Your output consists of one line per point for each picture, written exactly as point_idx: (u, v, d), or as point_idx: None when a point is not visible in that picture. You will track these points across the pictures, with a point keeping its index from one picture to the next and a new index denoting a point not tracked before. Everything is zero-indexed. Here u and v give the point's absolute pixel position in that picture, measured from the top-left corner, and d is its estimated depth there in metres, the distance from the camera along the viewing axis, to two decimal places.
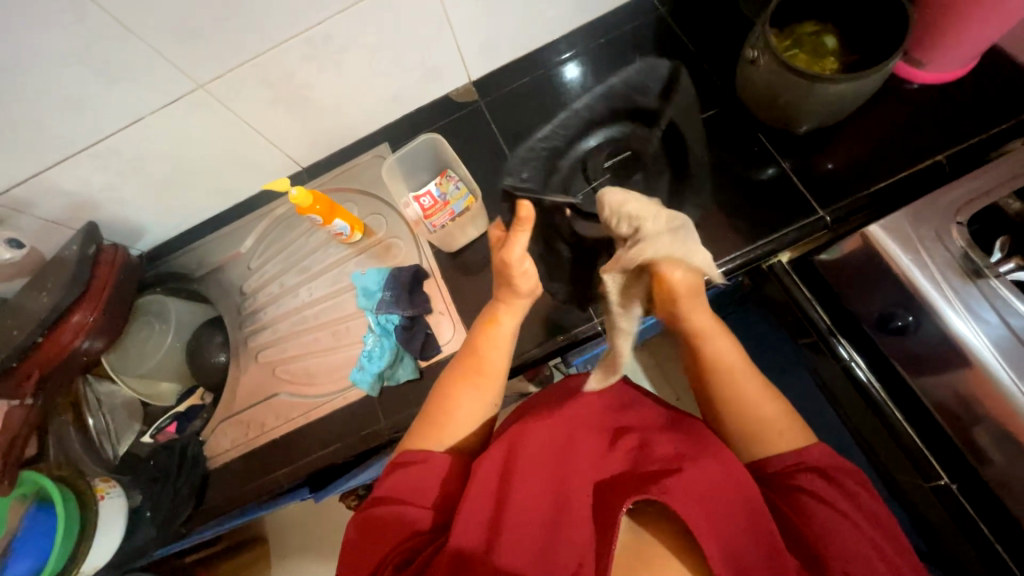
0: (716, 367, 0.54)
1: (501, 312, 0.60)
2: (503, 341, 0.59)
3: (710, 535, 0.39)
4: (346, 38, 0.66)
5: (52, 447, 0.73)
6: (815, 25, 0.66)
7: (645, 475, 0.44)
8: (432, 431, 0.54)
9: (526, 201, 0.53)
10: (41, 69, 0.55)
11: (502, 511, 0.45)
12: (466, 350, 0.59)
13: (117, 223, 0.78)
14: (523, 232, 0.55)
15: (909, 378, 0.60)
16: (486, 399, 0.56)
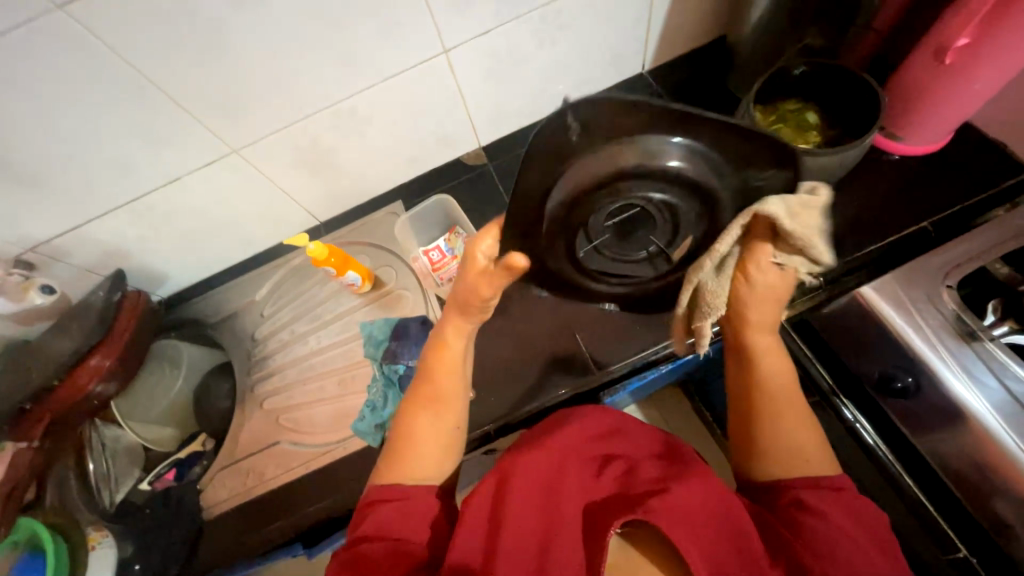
0: (766, 390, 0.53)
1: (449, 334, 0.57)
2: (456, 362, 0.57)
3: (694, 553, 0.40)
4: (369, 110, 0.73)
5: (50, 491, 0.73)
6: (796, 103, 0.72)
7: (631, 497, 0.46)
8: (393, 463, 0.52)
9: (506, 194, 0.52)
10: (97, 136, 0.62)
11: (495, 530, 0.45)
12: (422, 375, 0.57)
13: (143, 272, 0.82)
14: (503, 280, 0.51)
15: (914, 438, 0.60)
16: (445, 424, 0.54)
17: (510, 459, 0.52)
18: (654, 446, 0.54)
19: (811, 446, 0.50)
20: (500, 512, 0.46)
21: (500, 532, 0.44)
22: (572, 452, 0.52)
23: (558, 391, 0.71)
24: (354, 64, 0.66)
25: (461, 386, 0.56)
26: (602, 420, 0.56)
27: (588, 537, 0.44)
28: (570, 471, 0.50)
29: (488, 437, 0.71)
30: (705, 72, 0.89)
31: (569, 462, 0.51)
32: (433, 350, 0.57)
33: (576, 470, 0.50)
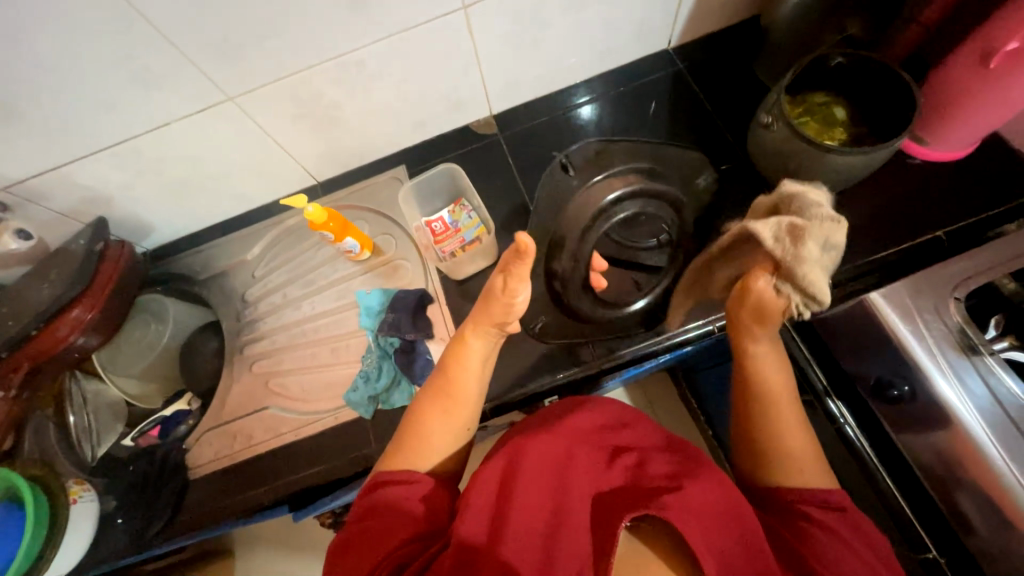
0: (763, 398, 0.55)
1: (471, 334, 0.58)
2: (475, 362, 0.57)
3: (705, 550, 0.40)
4: (378, 65, 0.68)
5: (28, 442, 0.71)
6: (825, 96, 0.69)
7: (644, 491, 0.45)
8: (403, 453, 0.53)
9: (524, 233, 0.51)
10: (78, 70, 0.56)
11: (504, 516, 0.44)
12: (439, 371, 0.58)
13: (127, 221, 0.77)
14: (523, 262, 0.53)
15: (891, 433, 0.61)
16: (457, 421, 0.55)
17: (519, 441, 0.51)
18: (663, 440, 0.54)
19: (804, 458, 0.52)
20: (510, 497, 0.46)
21: (510, 519, 0.44)
22: (581, 442, 0.52)
23: (555, 374, 0.70)
24: (364, 12, 0.61)
25: (477, 386, 0.57)
26: (612, 414, 0.56)
27: (597, 528, 0.44)
28: (579, 461, 0.50)
29: (483, 416, 0.71)
30: (733, 55, 0.85)
31: (579, 453, 0.50)
32: (453, 349, 0.59)
33: (585, 460, 0.50)
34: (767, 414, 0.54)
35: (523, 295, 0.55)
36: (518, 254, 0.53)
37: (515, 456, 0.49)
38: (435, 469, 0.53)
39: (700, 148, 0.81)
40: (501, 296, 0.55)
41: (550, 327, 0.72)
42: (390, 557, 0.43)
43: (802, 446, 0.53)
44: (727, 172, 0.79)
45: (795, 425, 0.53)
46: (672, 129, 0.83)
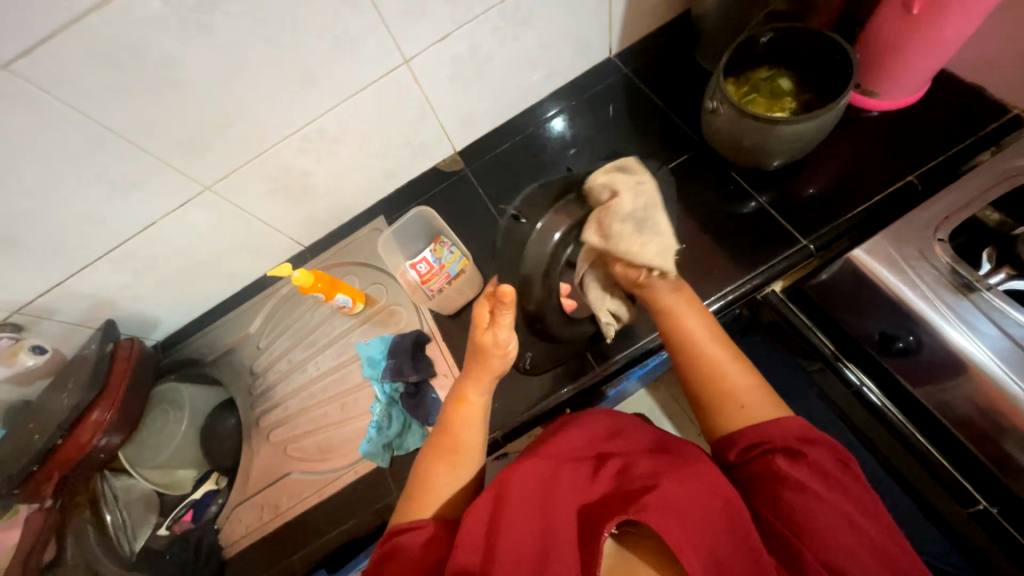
0: (689, 345, 0.60)
1: (469, 391, 0.60)
2: (477, 416, 0.60)
3: (686, 549, 0.41)
4: (339, 129, 0.72)
5: (70, 548, 0.73)
6: (768, 70, 0.71)
7: (625, 495, 0.45)
8: (415, 508, 0.53)
9: (508, 284, 0.53)
10: (65, 192, 0.61)
11: (493, 546, 0.44)
12: (439, 428, 0.60)
13: (133, 319, 0.81)
14: (507, 312, 0.55)
15: (913, 389, 0.59)
16: (466, 470, 0.56)
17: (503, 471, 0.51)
18: (649, 442, 0.53)
19: (746, 396, 0.55)
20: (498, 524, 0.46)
21: (499, 550, 0.44)
22: (565, 459, 0.51)
23: (555, 394, 0.71)
24: (313, 85, 0.65)
25: (479, 435, 0.59)
26: (598, 424, 0.56)
27: (585, 542, 0.44)
28: (563, 477, 0.49)
29: (497, 444, 0.71)
30: (674, 50, 0.88)
31: (563, 470, 0.50)
32: (453, 407, 0.60)
33: (570, 476, 0.49)
34: (693, 351, 0.59)
35: (513, 344, 0.58)
36: (501, 301, 0.54)
37: (499, 486, 0.49)
38: (440, 514, 0.53)
39: (661, 143, 0.83)
40: (494, 351, 0.58)
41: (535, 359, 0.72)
42: None
43: (738, 379, 0.56)
44: (690, 161, 0.80)
45: (726, 361, 0.58)
46: (629, 130, 0.85)
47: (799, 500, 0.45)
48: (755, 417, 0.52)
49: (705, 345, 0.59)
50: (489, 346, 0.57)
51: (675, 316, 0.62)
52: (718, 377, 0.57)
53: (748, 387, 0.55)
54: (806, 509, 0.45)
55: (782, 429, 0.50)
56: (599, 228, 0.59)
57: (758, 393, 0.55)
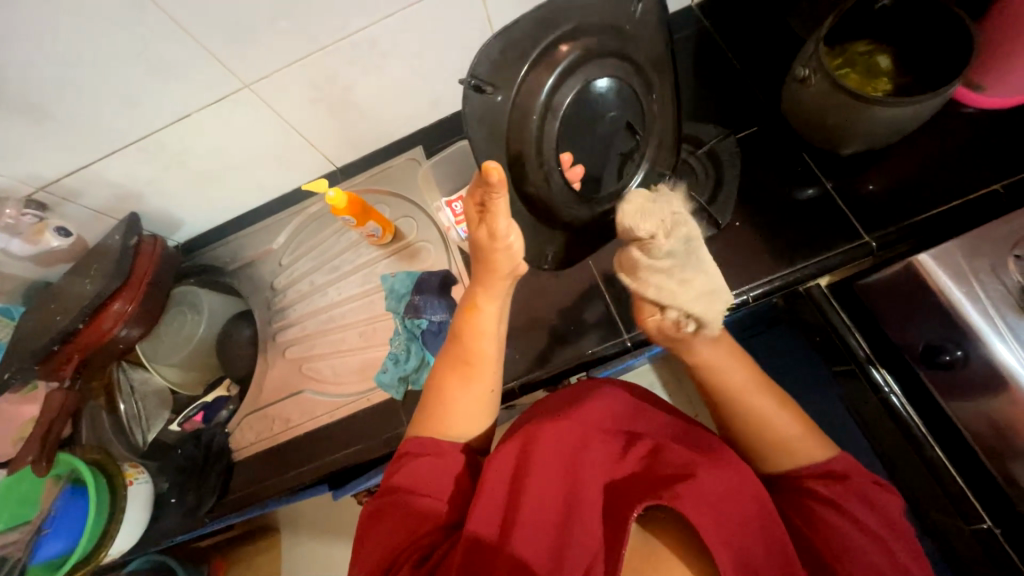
0: (728, 396, 0.52)
1: (480, 297, 0.55)
2: (489, 325, 0.55)
3: (718, 545, 0.40)
4: (391, 42, 0.66)
5: (86, 429, 0.77)
6: (867, 45, 0.64)
7: (657, 479, 0.45)
8: (433, 422, 0.53)
9: (495, 163, 0.44)
10: (98, 65, 0.57)
11: (516, 507, 0.45)
12: (454, 339, 0.56)
13: (157, 215, 0.79)
14: (501, 195, 0.47)
15: (942, 401, 0.58)
16: (480, 385, 0.54)
17: (531, 429, 0.51)
18: (676, 427, 0.53)
19: (791, 443, 0.50)
20: (524, 485, 0.46)
21: (523, 510, 0.45)
22: (595, 430, 0.51)
23: (573, 354, 0.70)
24: None
25: (495, 349, 0.55)
26: (629, 400, 0.55)
27: (609, 519, 0.44)
28: (591, 448, 0.49)
29: (513, 394, 0.71)
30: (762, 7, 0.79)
31: (591, 442, 0.50)
32: (463, 315, 0.56)
33: (599, 449, 0.50)
34: (730, 402, 0.52)
35: (516, 238, 0.51)
36: (490, 184, 0.45)
37: (525, 447, 0.49)
38: (468, 445, 0.53)
39: (730, 109, 0.77)
40: (496, 246, 0.50)
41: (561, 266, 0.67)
42: (412, 550, 0.44)
43: (785, 428, 0.51)
44: (757, 135, 0.75)
45: (773, 410, 0.51)
46: (697, 90, 0.79)
47: (829, 514, 0.45)
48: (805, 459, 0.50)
49: (746, 394, 0.52)
50: (487, 242, 0.51)
51: (713, 370, 0.53)
52: (759, 431, 0.51)
53: (792, 430, 0.51)
54: (837, 527, 0.44)
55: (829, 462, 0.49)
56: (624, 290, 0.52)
57: (805, 434, 0.51)
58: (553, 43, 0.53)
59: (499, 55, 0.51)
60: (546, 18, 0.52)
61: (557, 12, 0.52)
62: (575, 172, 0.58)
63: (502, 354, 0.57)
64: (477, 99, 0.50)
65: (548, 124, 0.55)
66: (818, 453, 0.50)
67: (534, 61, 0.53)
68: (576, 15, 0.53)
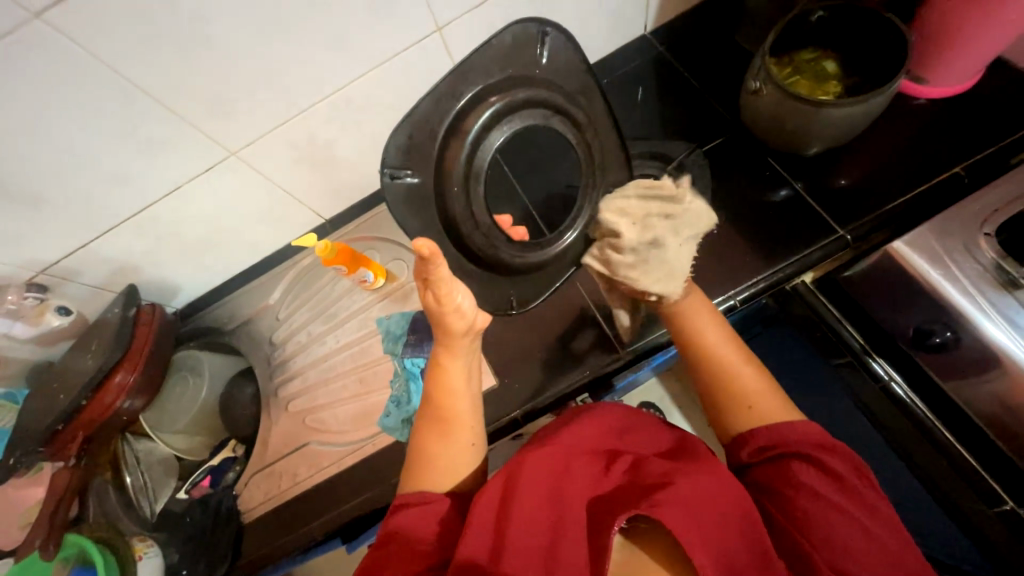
0: (708, 360, 0.58)
1: (444, 356, 0.58)
2: (458, 381, 0.58)
3: (699, 548, 0.41)
4: (366, 99, 0.70)
5: (92, 507, 0.75)
6: (813, 52, 0.68)
7: (639, 490, 0.46)
8: (422, 480, 0.53)
9: (425, 238, 0.47)
10: (92, 150, 0.60)
11: (503, 530, 0.45)
12: (427, 400, 0.58)
13: (154, 285, 0.81)
14: (441, 268, 0.50)
15: (942, 382, 0.58)
16: (460, 441, 0.56)
17: (517, 456, 0.51)
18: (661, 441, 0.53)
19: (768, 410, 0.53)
20: (511, 507, 0.46)
21: (508, 537, 0.44)
22: (577, 452, 0.51)
23: (568, 379, 0.71)
24: (344, 50, 0.63)
25: (469, 402, 0.58)
26: (612, 420, 0.55)
27: (594, 535, 0.44)
28: (574, 470, 0.49)
29: (515, 423, 0.71)
30: (712, 28, 0.85)
31: (574, 464, 0.50)
32: (433, 376, 0.58)
33: (582, 470, 0.49)
34: (698, 352, 0.59)
35: (465, 299, 0.54)
36: (426, 260, 0.49)
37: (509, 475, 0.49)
38: (454, 490, 0.53)
39: (695, 124, 0.80)
40: (446, 310, 0.53)
41: (528, 294, 0.64)
42: None
43: (759, 392, 0.54)
44: (724, 145, 0.78)
45: (749, 377, 0.56)
46: (660, 111, 0.82)
47: (813, 508, 0.45)
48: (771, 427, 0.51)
49: (717, 347, 0.58)
50: (434, 307, 0.54)
51: (694, 334, 0.60)
52: (726, 386, 0.56)
53: (758, 386, 0.55)
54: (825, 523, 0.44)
55: (795, 432, 0.50)
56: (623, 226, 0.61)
57: (769, 393, 0.54)
58: (464, 118, 0.53)
59: (408, 140, 0.51)
60: (443, 91, 0.51)
61: (455, 79, 0.51)
62: (517, 230, 0.65)
63: (478, 406, 0.59)
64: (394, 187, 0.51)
65: (474, 189, 0.54)
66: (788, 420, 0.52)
67: (443, 140, 0.52)
68: (481, 77, 0.52)
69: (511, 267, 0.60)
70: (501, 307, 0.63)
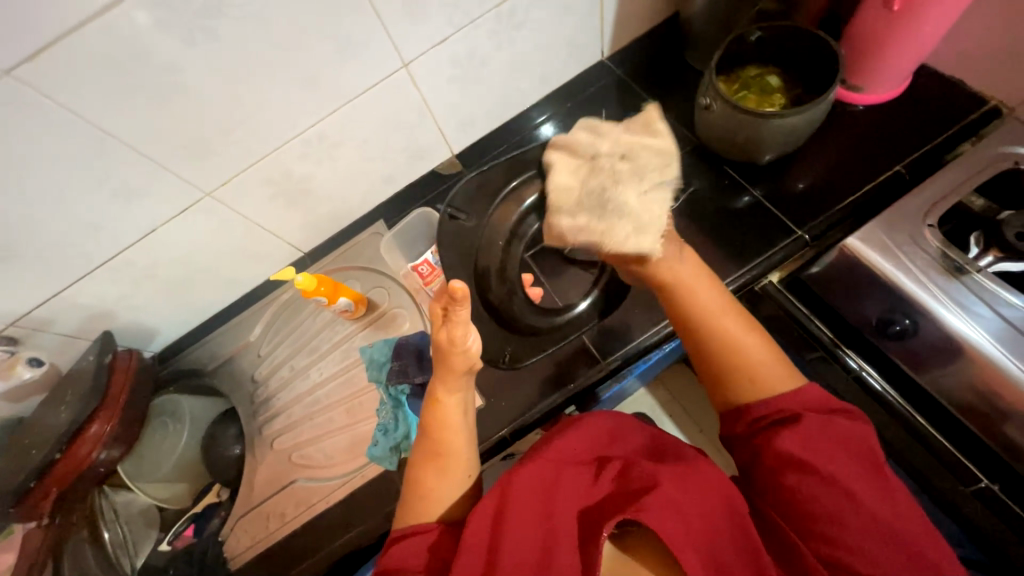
0: (703, 314, 0.57)
1: (442, 391, 0.58)
2: (455, 417, 0.58)
3: (686, 547, 0.42)
4: (340, 134, 0.72)
5: (67, 568, 0.70)
6: (757, 68, 0.73)
7: (626, 496, 0.47)
8: (415, 512, 0.54)
9: (460, 280, 0.51)
10: (65, 200, 0.61)
11: (495, 550, 0.46)
12: (422, 433, 0.59)
13: (131, 329, 0.80)
14: (462, 309, 0.53)
15: (919, 377, 0.61)
16: (455, 473, 0.56)
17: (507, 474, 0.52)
18: (649, 445, 0.54)
19: (762, 369, 0.53)
20: (503, 525, 0.47)
21: (500, 556, 0.45)
22: (566, 463, 0.52)
23: (552, 396, 0.71)
24: (315, 90, 0.66)
25: (465, 437, 0.58)
26: (601, 429, 0.56)
27: (586, 543, 0.45)
28: (563, 480, 0.50)
29: (505, 442, 0.71)
30: (664, 51, 0.90)
31: (563, 475, 0.51)
32: (430, 412, 0.59)
33: (571, 481, 0.50)
34: (704, 327, 0.56)
35: (474, 341, 0.56)
36: (454, 299, 0.52)
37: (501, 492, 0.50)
38: (442, 520, 0.54)
39: None
40: (455, 350, 0.55)
41: (521, 353, 0.74)
42: None
43: (755, 352, 0.54)
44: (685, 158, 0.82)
45: (743, 335, 0.55)
46: None
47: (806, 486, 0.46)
48: (769, 391, 0.52)
49: (723, 323, 0.56)
50: (446, 346, 0.55)
51: (685, 290, 0.58)
52: (732, 353, 0.54)
53: (761, 358, 0.54)
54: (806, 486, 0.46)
55: (791, 400, 0.50)
56: (569, 157, 0.64)
57: (771, 365, 0.54)
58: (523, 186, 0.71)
59: (476, 187, 0.73)
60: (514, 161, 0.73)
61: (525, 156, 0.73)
62: (536, 291, 0.77)
63: (472, 439, 0.60)
64: (452, 224, 0.71)
65: (513, 244, 0.73)
66: (786, 385, 0.52)
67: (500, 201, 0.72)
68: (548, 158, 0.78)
69: (518, 322, 0.74)
70: (494, 358, 0.73)
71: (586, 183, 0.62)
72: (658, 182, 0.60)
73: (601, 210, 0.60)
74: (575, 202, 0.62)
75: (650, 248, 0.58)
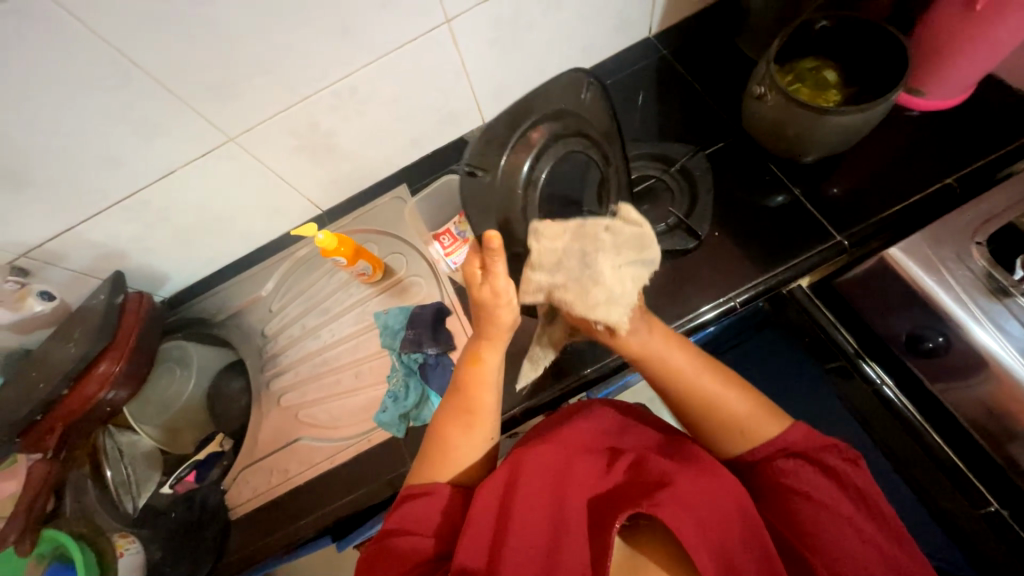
0: (676, 379, 0.55)
1: (483, 348, 0.57)
2: (491, 375, 0.58)
3: (698, 546, 0.42)
4: (371, 89, 0.69)
5: (69, 500, 0.71)
6: (814, 61, 0.70)
7: (638, 488, 0.46)
8: (428, 472, 0.55)
9: (496, 232, 0.48)
10: (85, 130, 0.58)
11: (505, 527, 0.46)
12: (454, 388, 0.58)
13: (142, 272, 0.78)
14: (501, 262, 0.51)
15: (931, 387, 0.59)
16: (483, 433, 0.56)
17: (519, 454, 0.52)
18: (660, 438, 0.54)
19: (749, 420, 0.53)
20: (512, 503, 0.47)
21: (510, 536, 0.45)
22: (579, 449, 0.52)
23: (567, 377, 0.71)
24: (351, 37, 0.62)
25: (496, 399, 0.58)
26: (611, 417, 0.57)
27: (594, 532, 0.45)
28: (575, 467, 0.51)
29: (514, 421, 0.71)
30: (715, 35, 0.86)
31: (575, 462, 0.51)
32: (467, 367, 0.58)
33: (584, 467, 0.50)
34: (684, 391, 0.55)
35: (515, 294, 0.54)
36: (492, 250, 0.49)
37: (511, 471, 0.50)
38: (456, 482, 0.54)
39: (698, 128, 0.81)
40: (496, 304, 0.53)
41: None
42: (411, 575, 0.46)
43: (739, 404, 0.54)
44: (725, 150, 0.79)
45: (720, 389, 0.54)
46: (663, 115, 0.83)
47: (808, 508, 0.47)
48: (762, 436, 0.52)
49: (696, 381, 0.54)
50: (486, 301, 0.53)
51: (654, 360, 0.55)
52: (716, 411, 0.54)
53: (750, 411, 0.54)
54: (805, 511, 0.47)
55: (782, 439, 0.51)
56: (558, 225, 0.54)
57: (761, 416, 0.53)
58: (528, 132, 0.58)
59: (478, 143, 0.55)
60: (516, 112, 0.58)
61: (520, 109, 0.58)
62: None
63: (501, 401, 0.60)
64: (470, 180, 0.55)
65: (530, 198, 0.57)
66: (774, 426, 0.52)
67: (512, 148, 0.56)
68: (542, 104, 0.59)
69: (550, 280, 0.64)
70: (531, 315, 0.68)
71: (568, 244, 0.53)
72: (636, 259, 0.55)
73: (577, 276, 0.53)
74: (555, 259, 0.53)
75: (618, 320, 0.53)
